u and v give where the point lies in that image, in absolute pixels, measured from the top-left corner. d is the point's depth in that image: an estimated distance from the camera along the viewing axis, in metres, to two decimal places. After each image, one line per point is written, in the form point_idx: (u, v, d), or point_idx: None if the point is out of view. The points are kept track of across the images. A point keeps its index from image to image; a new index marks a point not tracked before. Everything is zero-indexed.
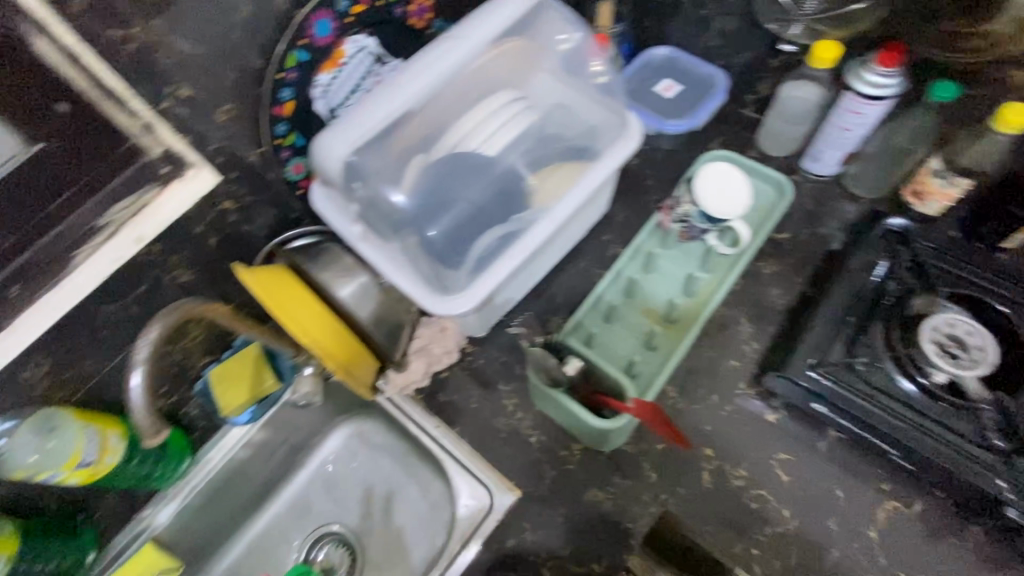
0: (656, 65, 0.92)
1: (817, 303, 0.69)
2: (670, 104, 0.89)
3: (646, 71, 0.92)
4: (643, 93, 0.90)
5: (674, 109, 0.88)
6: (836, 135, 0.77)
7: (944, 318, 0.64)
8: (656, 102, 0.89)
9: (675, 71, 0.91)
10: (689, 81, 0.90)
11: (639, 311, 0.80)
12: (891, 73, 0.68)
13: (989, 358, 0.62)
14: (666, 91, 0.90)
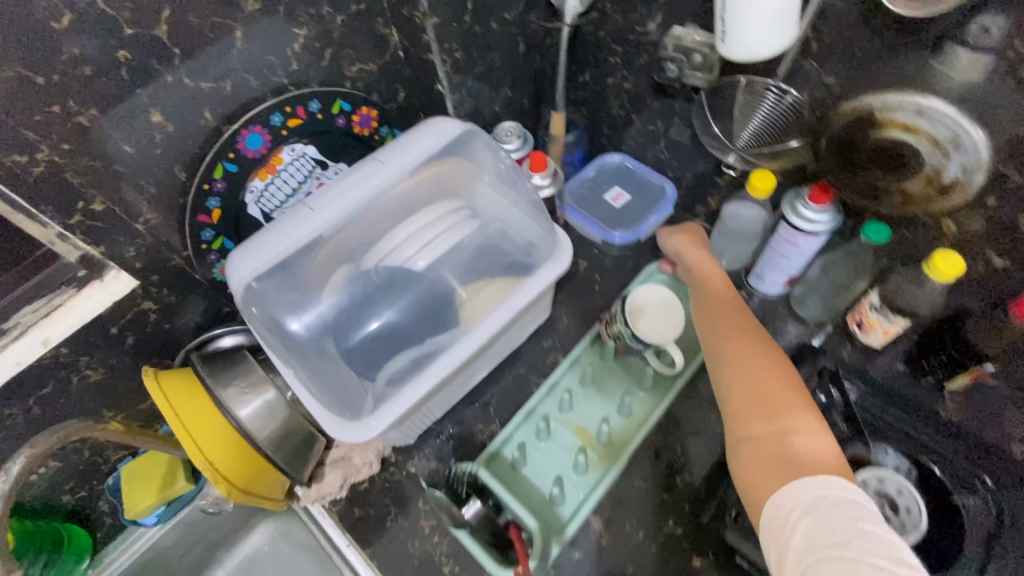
0: (609, 171, 0.94)
1: None
2: (617, 213, 0.90)
3: (599, 178, 0.93)
4: (594, 200, 0.92)
5: (622, 219, 0.89)
6: (776, 262, 0.75)
7: (875, 474, 0.61)
8: (606, 210, 0.91)
9: (626, 180, 0.93)
10: (639, 191, 0.92)
11: (572, 429, 0.75)
12: (823, 210, 0.65)
13: (919, 523, 0.59)
14: (615, 199, 0.91)
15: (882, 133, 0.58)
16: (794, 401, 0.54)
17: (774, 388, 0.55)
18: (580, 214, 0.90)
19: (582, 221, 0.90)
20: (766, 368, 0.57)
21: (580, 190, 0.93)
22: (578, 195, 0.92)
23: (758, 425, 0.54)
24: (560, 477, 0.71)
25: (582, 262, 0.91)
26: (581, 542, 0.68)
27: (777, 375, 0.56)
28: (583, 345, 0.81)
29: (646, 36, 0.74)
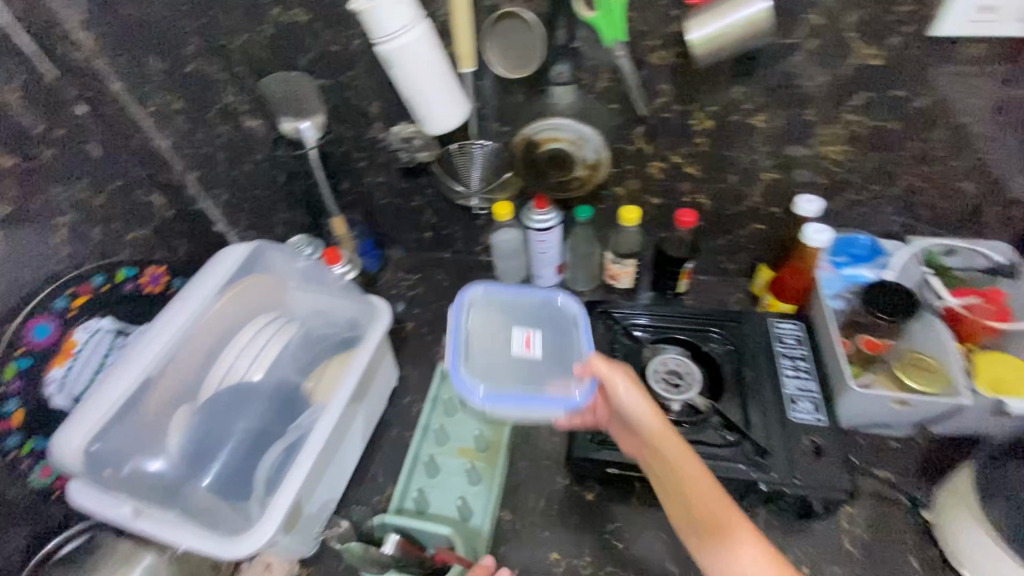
0: (482, 312, 0.76)
1: None
2: (547, 373, 0.70)
3: (476, 326, 0.74)
4: (495, 357, 0.71)
5: (554, 371, 0.70)
6: (541, 260, 0.99)
7: (660, 362, 0.84)
8: (524, 364, 0.70)
9: (501, 305, 0.77)
10: (535, 319, 0.76)
11: (456, 454, 0.85)
12: (548, 212, 0.92)
13: (698, 376, 0.82)
14: (529, 347, 0.72)
15: (543, 147, 0.88)
16: (731, 521, 0.58)
17: (712, 508, 0.59)
18: (507, 396, 0.66)
19: (517, 402, 0.66)
20: (702, 492, 0.60)
21: (476, 360, 0.70)
22: (479, 376, 0.68)
23: (714, 560, 0.57)
24: (462, 496, 0.80)
25: (409, 324, 1.05)
26: (502, 537, 0.78)
27: (731, 517, 0.58)
28: (436, 384, 0.92)
29: (378, 140, 0.95)
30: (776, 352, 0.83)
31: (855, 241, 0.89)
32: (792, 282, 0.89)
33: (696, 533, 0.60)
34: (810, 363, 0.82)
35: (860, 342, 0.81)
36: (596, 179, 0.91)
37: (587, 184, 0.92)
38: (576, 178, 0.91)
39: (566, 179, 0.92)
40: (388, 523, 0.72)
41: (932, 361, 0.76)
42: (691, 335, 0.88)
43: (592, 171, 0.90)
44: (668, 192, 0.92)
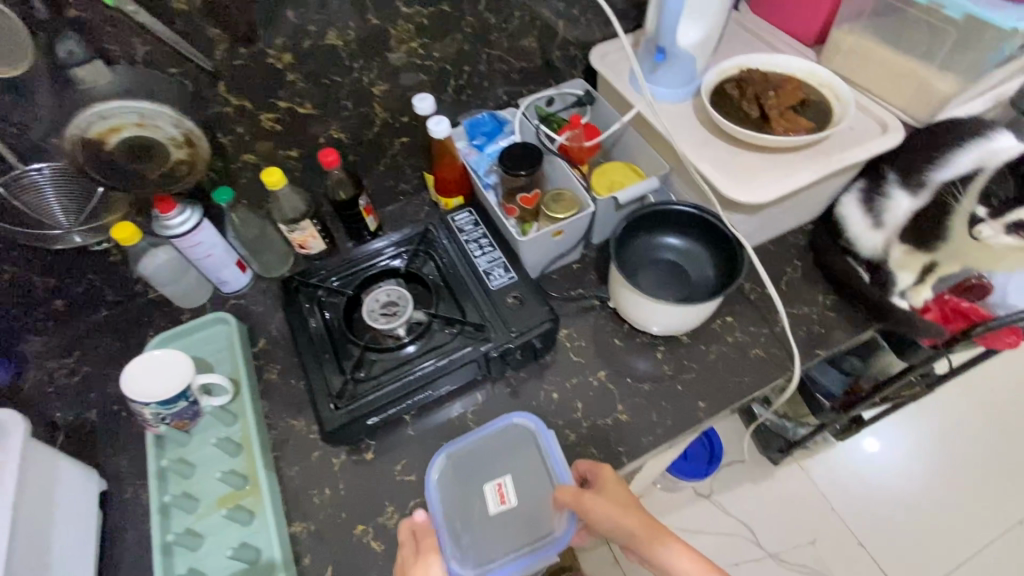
0: (453, 477, 0.77)
1: (304, 370, 0.78)
2: (526, 510, 0.75)
3: (451, 496, 0.76)
4: (484, 526, 0.75)
5: (539, 517, 0.75)
6: (212, 263, 0.89)
7: (369, 301, 0.83)
8: (509, 522, 0.75)
9: (472, 461, 0.78)
10: (498, 462, 0.78)
11: (215, 506, 0.74)
12: (182, 211, 0.81)
13: (406, 294, 0.84)
14: (506, 500, 0.75)
15: (105, 142, 0.67)
16: None
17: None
18: (504, 564, 0.72)
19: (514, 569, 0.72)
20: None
21: (468, 541, 0.73)
22: (472, 551, 0.73)
23: None
24: (241, 541, 0.72)
25: (93, 412, 0.85)
26: (301, 549, 0.73)
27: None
28: (153, 455, 0.77)
29: None
30: (461, 242, 0.89)
31: (482, 123, 0.99)
32: (449, 175, 0.96)
33: None
34: (490, 239, 0.90)
35: (519, 202, 0.89)
36: (198, 155, 0.74)
37: (192, 162, 0.75)
38: (174, 162, 0.73)
39: (164, 168, 0.73)
40: None
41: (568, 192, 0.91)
42: (386, 263, 0.89)
43: (187, 150, 0.73)
44: (297, 139, 0.88)
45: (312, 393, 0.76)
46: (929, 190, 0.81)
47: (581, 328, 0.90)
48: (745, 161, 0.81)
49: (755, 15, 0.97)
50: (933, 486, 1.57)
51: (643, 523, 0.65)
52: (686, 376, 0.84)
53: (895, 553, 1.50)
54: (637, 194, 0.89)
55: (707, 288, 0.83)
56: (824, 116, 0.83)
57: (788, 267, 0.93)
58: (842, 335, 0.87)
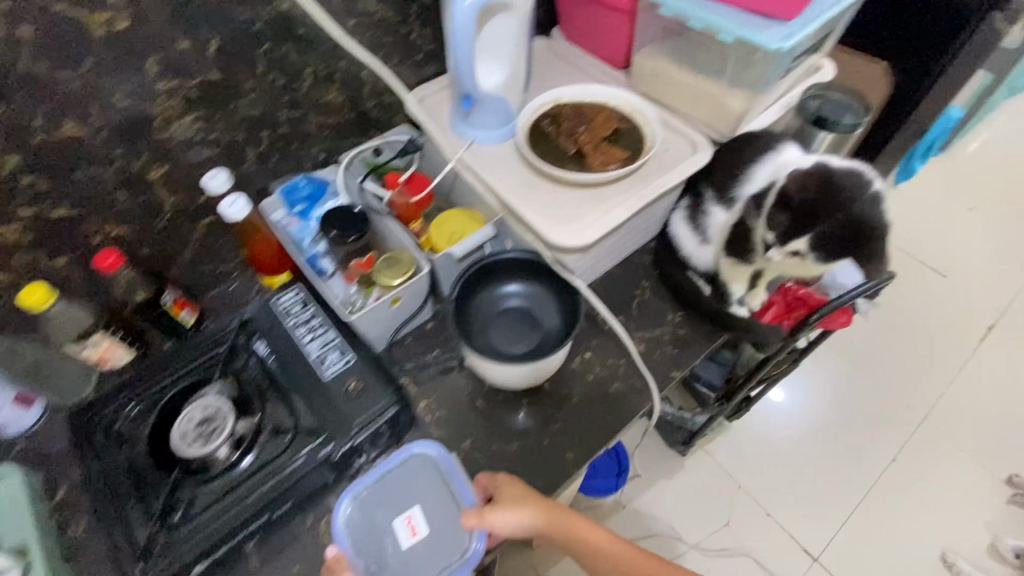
0: (361, 522, 0.69)
1: (108, 531, 0.67)
2: (438, 539, 0.69)
3: (360, 542, 0.68)
4: (398, 566, 0.67)
5: (453, 540, 0.69)
6: None
7: (182, 421, 0.73)
8: (422, 555, 0.68)
9: (377, 501, 0.71)
10: (403, 494, 0.71)
11: None
12: None
13: (224, 404, 0.74)
14: (416, 532, 0.69)
15: None
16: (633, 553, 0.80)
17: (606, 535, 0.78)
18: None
19: None
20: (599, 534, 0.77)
21: None
22: None
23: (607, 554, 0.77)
24: None
25: None
26: None
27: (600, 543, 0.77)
28: None
29: None
30: (288, 330, 0.80)
31: (301, 186, 0.90)
32: (268, 255, 0.87)
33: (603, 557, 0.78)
34: (321, 319, 0.81)
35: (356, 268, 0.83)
36: None
37: None
38: None
39: None
40: None
41: (404, 252, 0.83)
42: (202, 370, 0.79)
43: None
44: (63, 244, 0.74)
45: (120, 556, 0.66)
46: (739, 207, 0.85)
47: (438, 395, 0.84)
48: (568, 201, 0.80)
49: (572, 44, 0.99)
50: (822, 443, 1.68)
51: (545, 508, 0.71)
52: (551, 427, 0.81)
53: (798, 514, 1.59)
54: (473, 245, 0.84)
55: (558, 332, 0.80)
56: (637, 143, 0.83)
57: (636, 289, 0.93)
58: (694, 352, 0.88)
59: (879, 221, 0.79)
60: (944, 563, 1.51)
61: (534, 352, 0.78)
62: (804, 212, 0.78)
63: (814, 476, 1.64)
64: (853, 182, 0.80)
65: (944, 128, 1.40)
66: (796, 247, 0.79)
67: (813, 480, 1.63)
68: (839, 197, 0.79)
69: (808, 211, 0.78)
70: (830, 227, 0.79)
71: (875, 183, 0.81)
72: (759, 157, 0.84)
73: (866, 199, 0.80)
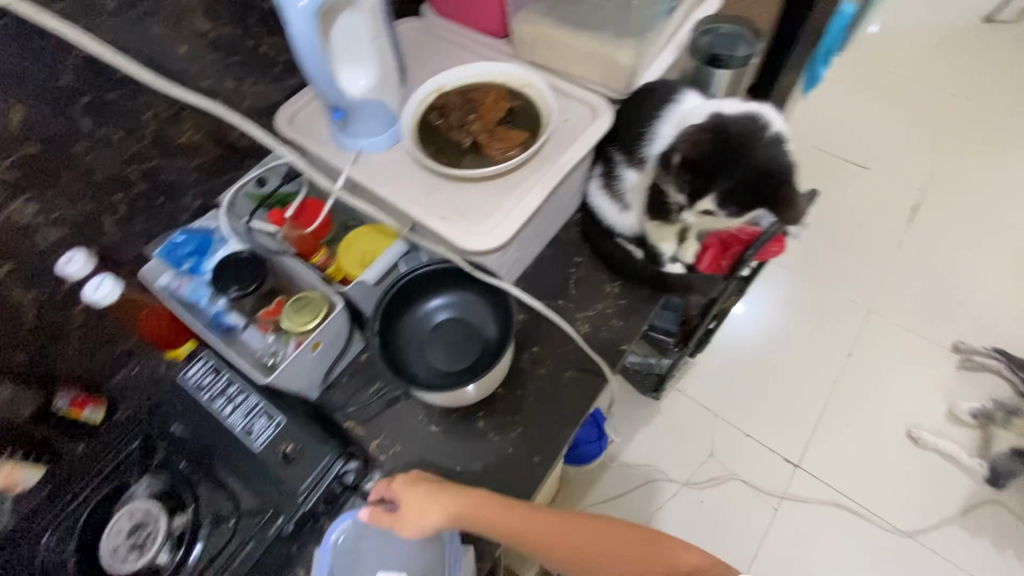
0: None
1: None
2: None
3: None
4: None
5: (428, 551, 0.65)
6: None
7: (116, 528, 0.68)
8: None
9: None
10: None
11: None
12: None
13: (151, 505, 0.69)
14: None
15: None
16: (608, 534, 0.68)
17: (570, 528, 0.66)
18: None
19: None
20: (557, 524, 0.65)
21: None
22: None
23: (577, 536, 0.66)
24: None
25: None
26: None
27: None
28: None
29: None
30: (203, 403, 0.74)
31: (184, 240, 0.80)
32: (161, 327, 0.79)
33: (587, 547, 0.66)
34: (239, 382, 0.75)
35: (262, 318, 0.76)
36: None
37: None
38: None
39: None
40: None
41: (313, 291, 0.76)
42: (118, 476, 0.72)
43: None
44: None
45: None
46: (649, 164, 0.84)
47: (390, 430, 0.79)
48: (476, 196, 0.74)
49: (445, 17, 0.91)
50: (783, 354, 1.71)
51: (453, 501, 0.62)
52: (513, 435, 0.78)
53: (774, 426, 1.62)
54: (385, 266, 0.80)
55: (495, 340, 0.75)
56: (534, 120, 0.77)
57: (571, 267, 0.89)
58: (641, 319, 0.85)
59: (781, 164, 0.77)
60: (910, 438, 1.55)
61: (476, 368, 0.73)
62: (704, 168, 0.76)
63: (781, 387, 1.67)
64: (748, 129, 0.77)
65: (841, 28, 1.38)
66: (704, 207, 0.77)
67: (779, 390, 1.66)
68: (739, 147, 0.76)
69: (701, 173, 0.76)
70: (735, 181, 0.76)
71: (771, 126, 0.79)
72: (657, 112, 0.82)
73: (765, 145, 0.77)
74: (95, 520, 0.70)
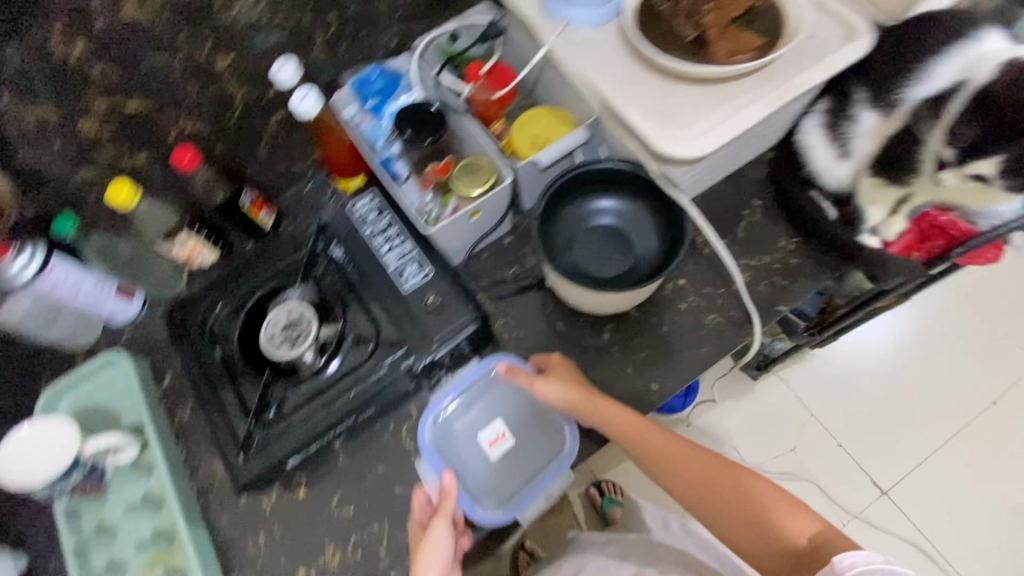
0: (450, 430, 0.73)
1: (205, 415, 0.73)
2: (525, 447, 0.73)
3: (451, 450, 0.73)
4: (490, 470, 0.73)
5: (546, 438, 0.74)
6: (82, 302, 0.76)
7: (270, 322, 0.74)
8: (511, 461, 0.73)
9: (469, 408, 0.74)
10: (487, 407, 0.75)
11: (144, 572, 0.69)
12: (17, 254, 0.67)
13: (304, 309, 0.74)
14: (500, 442, 0.73)
15: None
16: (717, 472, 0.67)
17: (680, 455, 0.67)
18: (524, 498, 0.71)
19: (536, 495, 0.71)
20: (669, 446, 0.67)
21: (486, 483, 0.72)
22: (491, 496, 0.71)
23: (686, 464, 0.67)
24: None
25: None
26: None
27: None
28: (65, 529, 0.71)
29: None
30: (364, 236, 0.78)
31: (375, 77, 0.81)
32: (338, 156, 0.82)
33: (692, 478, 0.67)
34: (399, 225, 0.78)
35: (429, 173, 0.76)
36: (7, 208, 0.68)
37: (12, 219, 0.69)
38: None
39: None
40: None
41: (484, 157, 0.75)
42: (277, 276, 0.79)
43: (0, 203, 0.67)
44: (138, 133, 0.72)
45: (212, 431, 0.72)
46: (901, 109, 0.67)
47: (518, 313, 0.80)
48: (684, 98, 0.66)
49: None
50: (915, 378, 1.51)
51: (579, 393, 0.68)
52: (637, 357, 0.75)
53: (874, 447, 1.47)
54: (562, 151, 0.74)
55: (654, 258, 0.71)
56: (776, 29, 0.68)
57: (744, 209, 0.82)
58: (804, 284, 0.78)
59: None
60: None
61: (626, 279, 0.70)
62: (1009, 122, 0.58)
63: (900, 411, 1.49)
64: None
65: None
66: (977, 172, 0.62)
67: (895, 413, 1.49)
68: None
69: (1008, 120, 0.58)
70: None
71: None
72: (944, 41, 0.63)
73: None
74: (256, 306, 0.77)
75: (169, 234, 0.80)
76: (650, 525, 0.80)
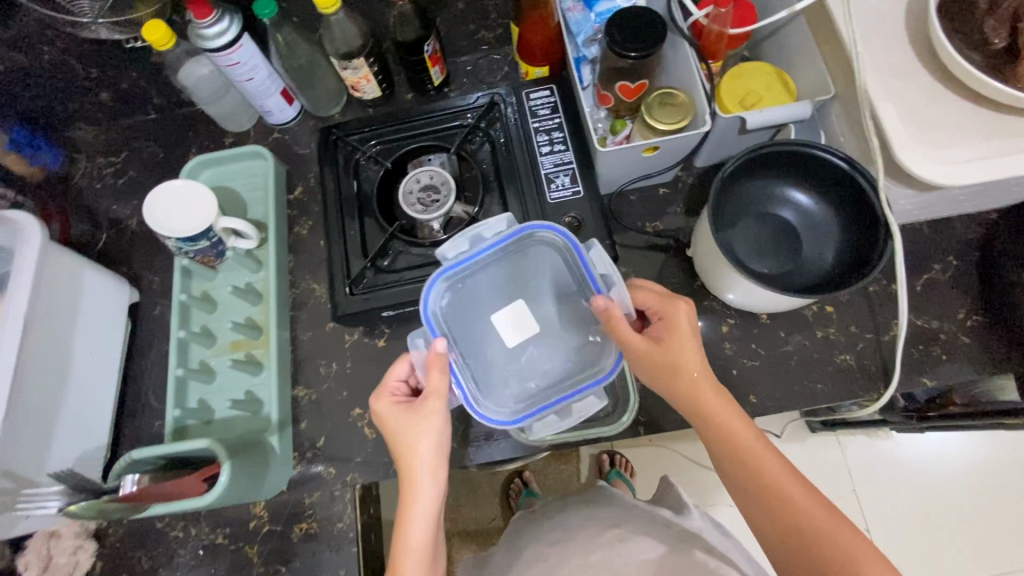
0: (469, 289, 0.66)
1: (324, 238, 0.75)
2: (550, 351, 0.65)
3: (464, 312, 0.65)
4: (498, 352, 0.65)
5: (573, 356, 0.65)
6: (251, 89, 0.78)
7: (411, 177, 0.73)
8: (524, 355, 0.65)
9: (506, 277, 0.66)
10: (525, 286, 0.66)
11: (229, 349, 0.76)
12: (217, 19, 0.68)
13: (445, 177, 0.73)
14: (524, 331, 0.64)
15: None
16: (796, 495, 0.55)
17: (755, 456, 0.57)
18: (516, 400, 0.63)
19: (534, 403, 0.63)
20: (745, 444, 0.57)
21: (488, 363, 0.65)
22: (485, 377, 0.64)
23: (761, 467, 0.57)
24: (245, 391, 0.73)
25: (131, 220, 0.84)
26: (301, 414, 0.74)
27: (432, 494, 0.58)
28: (178, 285, 0.77)
29: None
30: (530, 129, 0.74)
31: None
32: (535, 39, 0.75)
33: (756, 490, 0.56)
34: (567, 132, 0.74)
35: (616, 90, 0.69)
36: None
37: None
38: None
39: None
40: (120, 461, 0.61)
41: (682, 93, 0.68)
42: (431, 135, 0.78)
43: None
44: None
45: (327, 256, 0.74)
46: None
47: (643, 268, 0.76)
48: (951, 114, 0.56)
49: None
50: (995, 506, 1.28)
51: (666, 351, 0.59)
52: (748, 363, 0.71)
53: (905, 550, 1.28)
54: (775, 121, 0.65)
55: (821, 273, 0.64)
56: None
57: (933, 263, 0.72)
58: (963, 367, 0.69)
59: None
60: None
61: (781, 280, 0.64)
62: None
63: (953, 527, 1.28)
64: None
65: None
66: None
67: (948, 527, 1.28)
68: None
69: None
70: None
71: None
72: None
73: None
74: (403, 159, 0.77)
75: (343, 54, 0.75)
76: (688, 502, 0.76)
